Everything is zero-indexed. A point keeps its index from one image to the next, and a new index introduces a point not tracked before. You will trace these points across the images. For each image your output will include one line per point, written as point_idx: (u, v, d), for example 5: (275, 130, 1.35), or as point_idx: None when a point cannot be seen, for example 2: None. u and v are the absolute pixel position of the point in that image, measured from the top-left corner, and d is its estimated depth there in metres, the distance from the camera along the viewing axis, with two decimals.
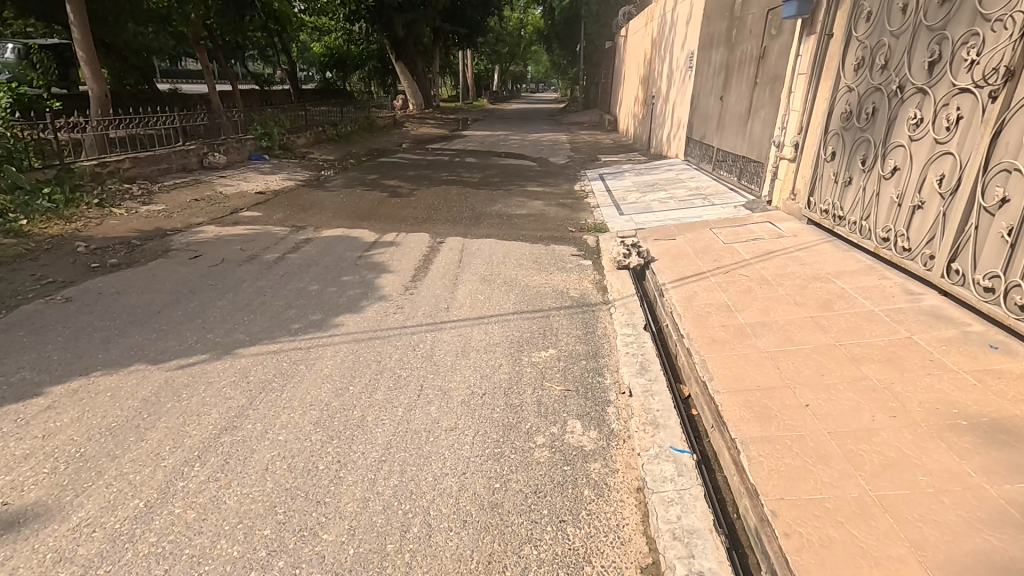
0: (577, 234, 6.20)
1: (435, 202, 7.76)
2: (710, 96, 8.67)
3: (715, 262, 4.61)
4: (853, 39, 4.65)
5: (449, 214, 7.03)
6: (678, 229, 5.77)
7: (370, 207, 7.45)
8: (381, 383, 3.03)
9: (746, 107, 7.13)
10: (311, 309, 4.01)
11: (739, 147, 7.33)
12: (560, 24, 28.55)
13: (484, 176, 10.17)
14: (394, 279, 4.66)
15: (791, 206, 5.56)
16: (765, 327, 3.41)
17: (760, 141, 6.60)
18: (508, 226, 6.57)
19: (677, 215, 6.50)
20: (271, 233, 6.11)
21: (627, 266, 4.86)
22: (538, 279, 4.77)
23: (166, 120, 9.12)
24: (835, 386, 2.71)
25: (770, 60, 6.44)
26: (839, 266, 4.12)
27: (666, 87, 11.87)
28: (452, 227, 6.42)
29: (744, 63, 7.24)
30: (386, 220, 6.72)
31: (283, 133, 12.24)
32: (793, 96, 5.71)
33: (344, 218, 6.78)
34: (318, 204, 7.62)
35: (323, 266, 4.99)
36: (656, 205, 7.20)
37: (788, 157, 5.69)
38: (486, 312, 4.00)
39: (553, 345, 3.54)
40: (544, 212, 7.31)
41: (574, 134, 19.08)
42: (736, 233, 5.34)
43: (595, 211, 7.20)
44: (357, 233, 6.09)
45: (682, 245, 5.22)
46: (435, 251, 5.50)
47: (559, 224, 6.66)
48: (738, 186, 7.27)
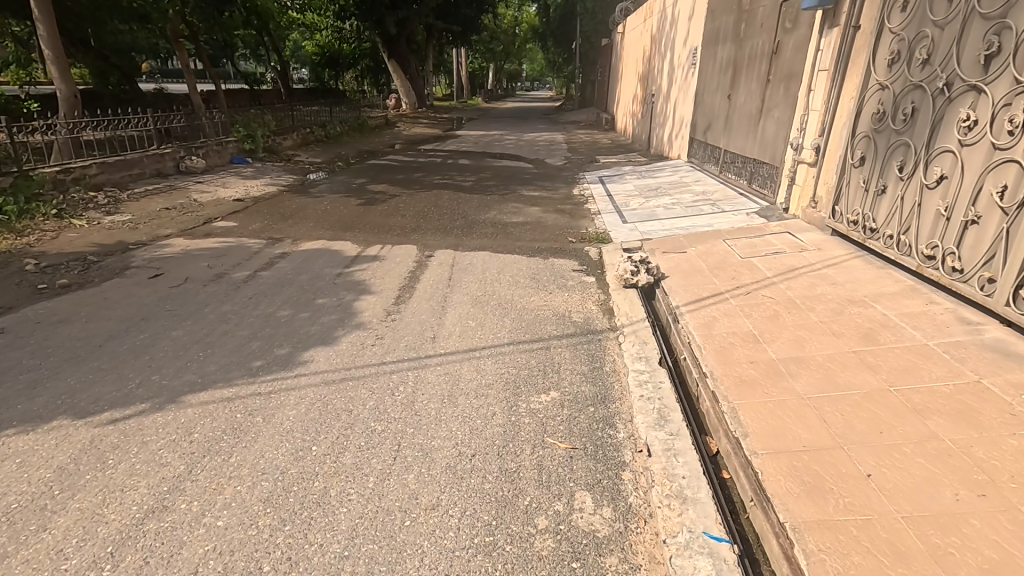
0: (578, 245, 5.71)
1: (425, 209, 7.26)
2: (716, 94, 8.19)
3: (733, 281, 4.13)
4: (886, 31, 4.18)
5: (439, 223, 6.54)
6: (689, 240, 5.29)
7: (356, 215, 6.95)
8: (350, 442, 2.54)
9: (757, 106, 6.66)
10: (277, 342, 3.50)
11: (749, 148, 6.86)
12: (556, 21, 28.05)
13: (478, 180, 9.67)
14: (375, 301, 4.17)
15: (812, 215, 5.08)
16: (801, 364, 2.93)
17: (774, 142, 6.13)
18: (503, 235, 6.09)
19: (686, 223, 6.03)
20: (244, 245, 5.60)
21: (635, 284, 4.38)
22: (537, 299, 4.29)
23: (138, 121, 8.60)
24: (899, 449, 2.23)
25: (784, 55, 5.96)
26: (877, 287, 3.64)
27: (667, 85, 11.38)
28: (441, 238, 5.92)
29: (754, 59, 6.77)
30: (372, 230, 6.22)
31: (267, 134, 11.70)
32: (813, 94, 5.24)
33: (326, 228, 6.28)
34: (299, 212, 7.11)
35: (297, 286, 4.49)
36: (661, 211, 6.72)
37: (807, 161, 5.21)
38: (477, 343, 3.51)
39: (555, 386, 3.04)
40: (541, 219, 6.83)
41: (571, 133, 18.60)
42: (753, 245, 4.87)
43: (596, 218, 6.71)
44: (338, 246, 5.59)
45: (694, 259, 4.74)
46: (423, 267, 5.01)
47: (559, 233, 6.17)
48: (748, 191, 6.80)
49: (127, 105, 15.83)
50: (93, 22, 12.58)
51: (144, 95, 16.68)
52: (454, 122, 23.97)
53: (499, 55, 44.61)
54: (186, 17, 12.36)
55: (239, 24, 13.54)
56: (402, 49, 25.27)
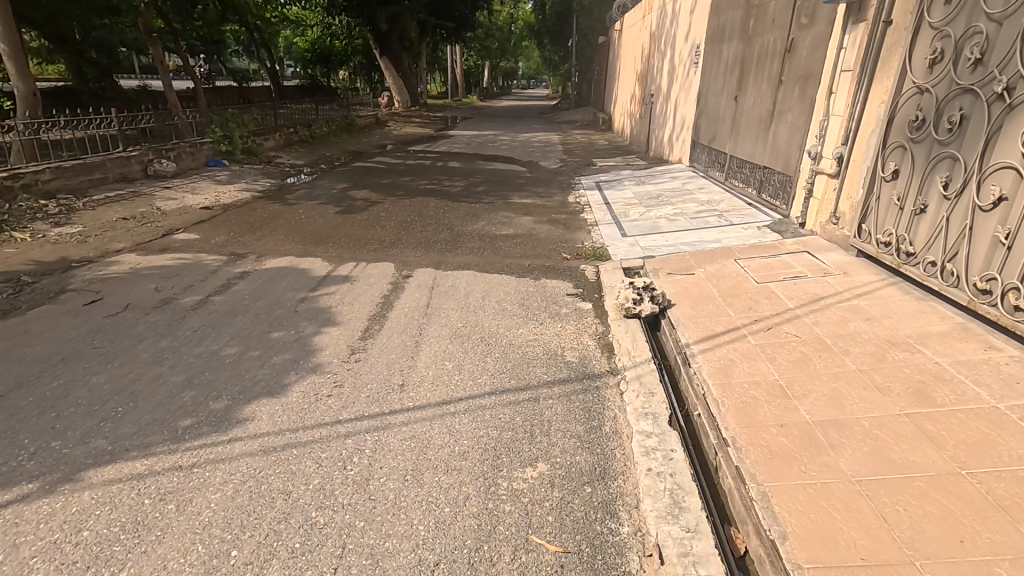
0: (573, 263, 5.17)
1: (408, 219, 6.71)
2: (721, 95, 7.66)
3: (750, 313, 3.61)
4: (925, 26, 3.65)
5: (421, 235, 6.00)
6: (697, 259, 4.76)
7: (331, 226, 6.39)
8: (282, 544, 2.00)
9: (768, 108, 6.13)
10: (215, 391, 2.95)
11: (759, 155, 6.34)
12: (552, 18, 27.46)
13: (468, 185, 9.12)
14: (338, 336, 3.62)
15: (834, 232, 4.56)
16: (844, 430, 2.41)
17: (786, 150, 5.62)
18: (491, 249, 5.55)
19: (692, 237, 5.50)
20: (202, 263, 5.03)
21: (638, 315, 3.84)
22: (526, 332, 3.74)
23: (103, 122, 8.03)
24: (991, 570, 1.70)
25: (799, 56, 5.46)
26: (921, 324, 3.12)
27: (667, 84, 10.85)
28: (421, 253, 5.38)
29: (765, 58, 6.24)
30: (347, 244, 5.66)
31: (246, 135, 11.10)
32: (835, 97, 4.71)
33: (297, 241, 5.72)
34: (270, 223, 6.54)
35: (252, 315, 3.94)
36: (663, 223, 6.19)
37: (828, 172, 4.69)
38: (453, 393, 2.97)
39: (544, 455, 2.51)
40: (533, 231, 6.28)
41: (566, 134, 18.03)
42: (769, 268, 4.34)
43: (593, 230, 6.18)
44: (306, 263, 5.04)
45: (703, 284, 4.21)
46: (399, 290, 4.47)
47: (551, 247, 5.63)
48: (758, 201, 6.28)
49: (104, 103, 15.18)
50: (62, 16, 11.89)
51: (122, 92, 15.98)
52: (448, 121, 23.37)
53: (494, 53, 43.95)
54: (161, 11, 11.75)
55: (218, 19, 12.88)
56: (394, 45, 24.62)
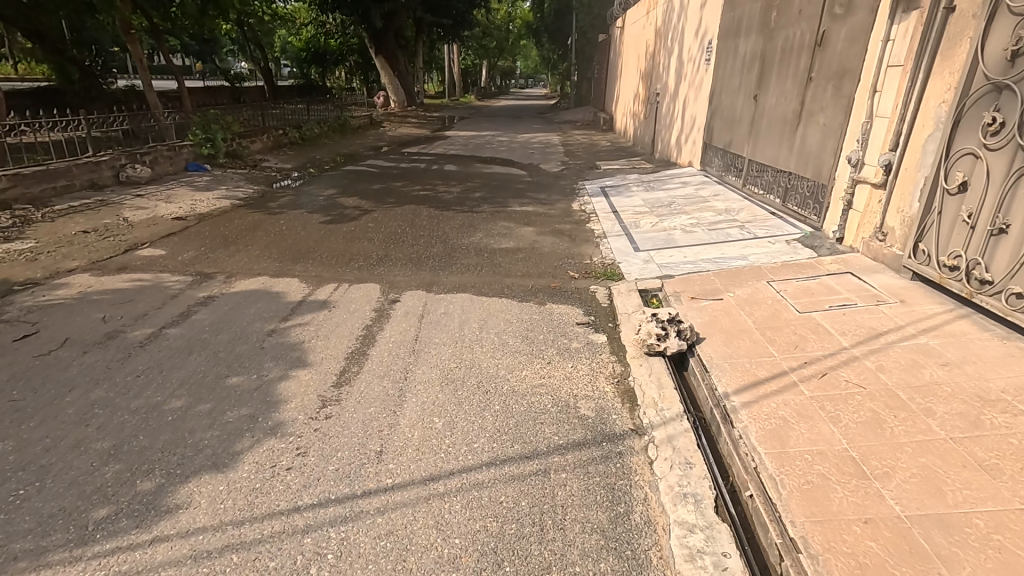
0: (581, 284, 4.60)
1: (399, 231, 6.14)
2: (737, 94, 7.10)
3: (797, 354, 3.05)
4: (1003, 11, 3.09)
5: (412, 250, 5.43)
6: (723, 281, 4.19)
7: (313, 239, 5.81)
8: None
9: (794, 108, 5.58)
10: (145, 465, 2.36)
11: (783, 159, 5.79)
12: (550, 16, 26.90)
13: (464, 190, 8.54)
14: (308, 383, 3.04)
15: (881, 251, 4.00)
16: (953, 533, 1.84)
17: (818, 155, 5.07)
18: (488, 267, 4.97)
19: (714, 253, 4.94)
20: (163, 285, 4.45)
21: (662, 352, 3.27)
22: (531, 374, 3.17)
23: (70, 125, 7.44)
24: None
25: (831, 50, 4.91)
26: (1014, 375, 2.57)
27: (675, 83, 10.28)
28: (411, 273, 4.81)
29: (790, 53, 5.69)
30: (329, 260, 5.08)
31: (231, 137, 10.51)
32: (880, 95, 4.15)
33: (273, 258, 5.14)
34: (247, 235, 5.96)
35: (209, 353, 3.35)
36: (679, 235, 5.62)
37: (872, 181, 4.13)
38: (444, 466, 2.39)
39: (560, 563, 1.93)
40: (535, 244, 5.70)
41: (567, 134, 17.44)
42: (810, 293, 3.77)
43: (602, 244, 5.60)
44: (281, 286, 4.47)
45: (735, 314, 3.64)
46: (383, 320, 3.88)
47: (556, 264, 5.04)
48: (782, 211, 5.72)
49: (86, 103, 14.55)
50: (37, 11, 11.27)
51: (106, 92, 15.34)
52: (445, 122, 22.80)
53: (491, 52, 43.35)
54: (141, 7, 11.15)
55: (202, 15, 12.24)
56: (389, 44, 24.01)
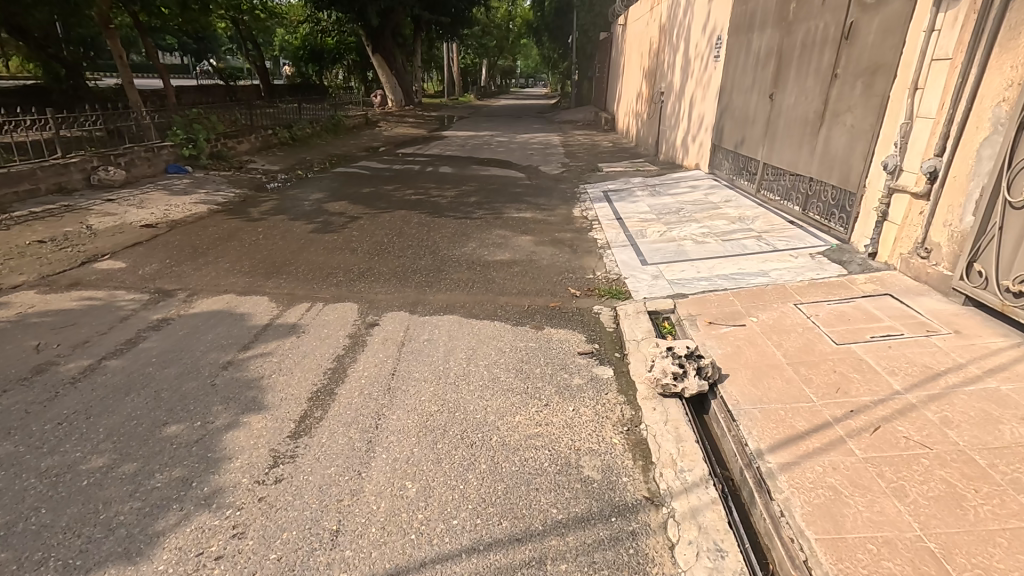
0: (584, 304, 4.12)
1: (385, 241, 5.66)
2: (749, 93, 6.64)
3: (841, 400, 2.56)
4: None
5: (398, 263, 4.95)
6: (745, 303, 3.71)
7: (291, 249, 5.33)
8: None
9: (815, 108, 5.11)
10: (37, 554, 1.89)
11: (802, 164, 5.32)
12: (551, 15, 26.43)
13: (459, 194, 8.07)
14: (260, 433, 2.57)
15: (924, 269, 3.53)
16: None
17: (845, 160, 4.60)
18: (480, 283, 4.48)
19: (731, 268, 4.47)
20: (115, 305, 3.97)
21: (678, 394, 2.80)
22: (526, 420, 2.69)
23: (36, 125, 6.95)
24: None
25: (861, 44, 4.44)
26: None
27: (681, 81, 9.80)
28: (394, 290, 4.33)
29: (812, 48, 5.22)
30: (305, 275, 4.61)
31: (215, 137, 10.03)
32: (921, 93, 3.67)
33: (243, 272, 4.66)
34: (220, 245, 5.48)
35: (149, 393, 2.87)
36: (690, 246, 5.15)
37: (912, 190, 3.65)
38: (414, 555, 1.91)
39: None
40: (533, 256, 5.22)
41: (567, 135, 16.98)
42: (846, 319, 3.29)
43: (606, 256, 5.12)
44: (248, 305, 3.98)
45: (761, 345, 3.16)
46: (358, 348, 3.40)
47: (555, 280, 4.56)
48: (803, 219, 5.25)
49: (70, 102, 14.04)
50: (14, 6, 10.79)
51: (91, 91, 14.81)
52: (443, 121, 22.36)
53: (491, 51, 42.89)
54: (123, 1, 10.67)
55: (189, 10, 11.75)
56: (387, 42, 23.53)
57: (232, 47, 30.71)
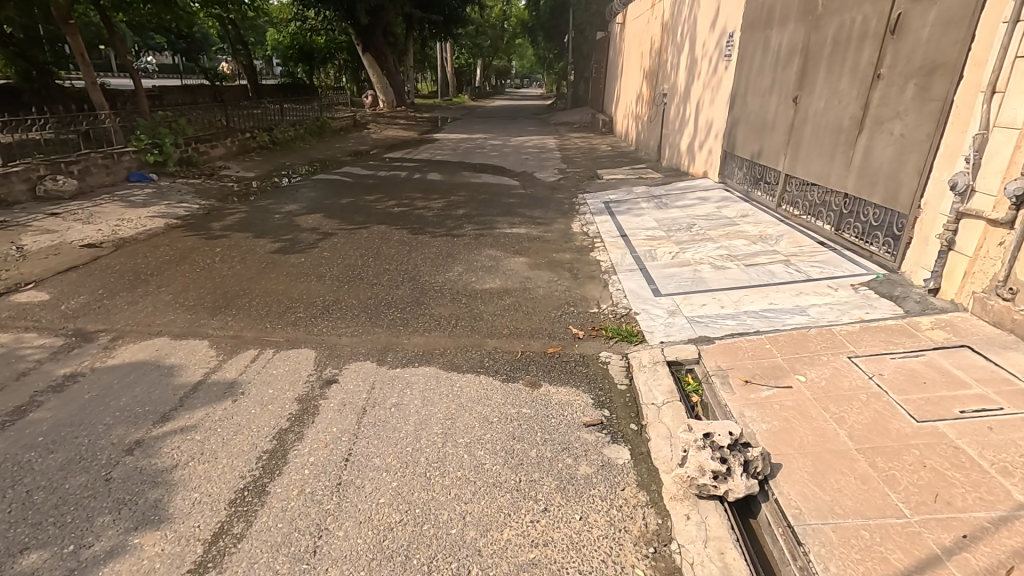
0: (588, 349, 3.44)
1: (359, 264, 4.96)
2: (767, 95, 5.98)
3: (945, 517, 1.89)
4: None
5: (370, 294, 4.26)
6: (786, 355, 3.03)
7: (249, 274, 4.63)
8: None
9: (851, 112, 4.46)
10: None
11: (833, 177, 4.68)
12: (546, 14, 25.78)
13: (446, 206, 7.37)
14: (150, 567, 1.86)
15: (1008, 314, 2.87)
16: None
17: (892, 174, 3.93)
18: (465, 320, 3.79)
19: (761, 302, 3.80)
20: (17, 353, 3.25)
21: (718, 496, 2.13)
22: (517, 538, 2.01)
23: None
24: None
25: (914, 39, 3.77)
26: None
27: (686, 83, 9.14)
28: (362, 332, 3.63)
29: (846, 44, 4.57)
30: (259, 310, 3.91)
31: (185, 141, 9.31)
32: (1001, 98, 3.02)
33: (185, 307, 3.95)
34: (169, 269, 4.76)
35: (16, 496, 2.16)
36: (707, 272, 4.48)
37: (991, 215, 2.99)
38: None
39: None
40: (527, 283, 4.53)
41: (563, 137, 16.34)
42: (919, 381, 2.62)
43: (611, 284, 4.44)
44: (182, 354, 3.29)
45: (817, 418, 2.48)
46: (307, 417, 2.71)
47: (553, 316, 3.88)
48: (836, 240, 4.60)
49: (36, 102, 13.28)
50: None
51: (62, 91, 13.99)
52: (435, 123, 21.67)
53: (485, 50, 42.19)
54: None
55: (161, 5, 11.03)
56: (377, 41, 22.75)
57: (218, 46, 29.90)
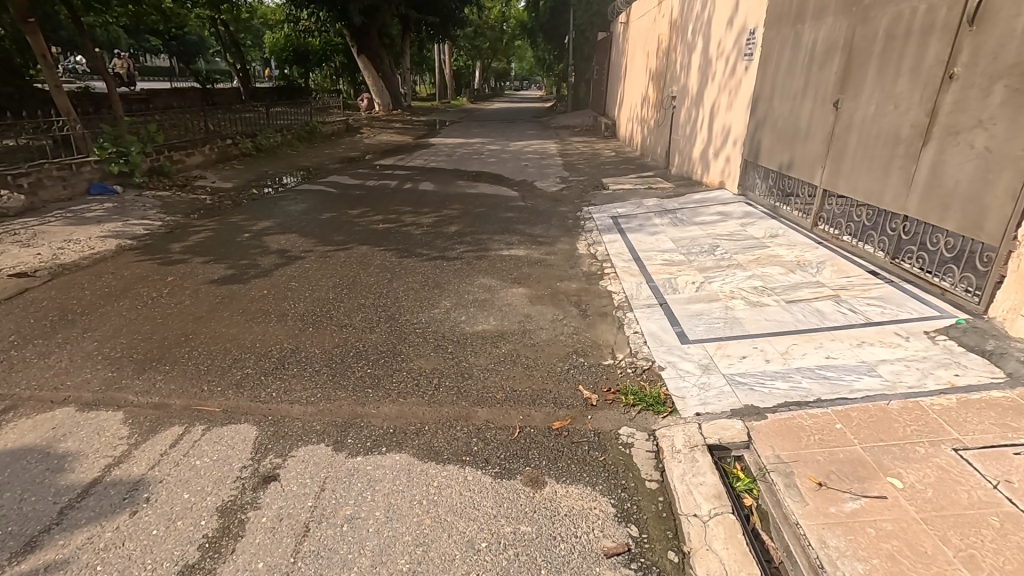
0: (604, 422, 2.72)
1: (331, 297, 4.25)
2: (800, 98, 5.26)
3: None
4: None
5: (337, 340, 3.54)
6: (868, 445, 2.31)
7: (198, 313, 3.91)
8: None
9: (912, 119, 3.74)
10: None
11: (888, 195, 3.96)
12: (545, 14, 25.06)
13: (437, 221, 6.66)
14: None
15: None
16: None
17: (972, 196, 3.22)
18: (450, 379, 3.07)
19: (815, 357, 3.07)
20: None
21: None
22: None
23: None
24: None
25: (1003, 30, 3.05)
26: None
27: (699, 84, 8.41)
28: (320, 396, 2.90)
29: (905, 38, 3.84)
30: (199, 365, 3.20)
31: (156, 149, 8.60)
32: None
33: (109, 361, 3.22)
34: (104, 305, 4.03)
35: None
36: (741, 310, 3.76)
37: None
38: None
39: None
40: (527, 323, 3.82)
41: (564, 141, 15.64)
42: None
43: (627, 326, 3.72)
44: (83, 435, 2.56)
45: (939, 558, 1.76)
46: (227, 543, 1.99)
47: (559, 372, 3.16)
48: (894, 270, 3.89)
49: None
50: None
51: None
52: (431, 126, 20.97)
53: (484, 51, 41.48)
54: None
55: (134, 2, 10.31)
56: (373, 42, 22.04)
57: (211, 49, 29.28)
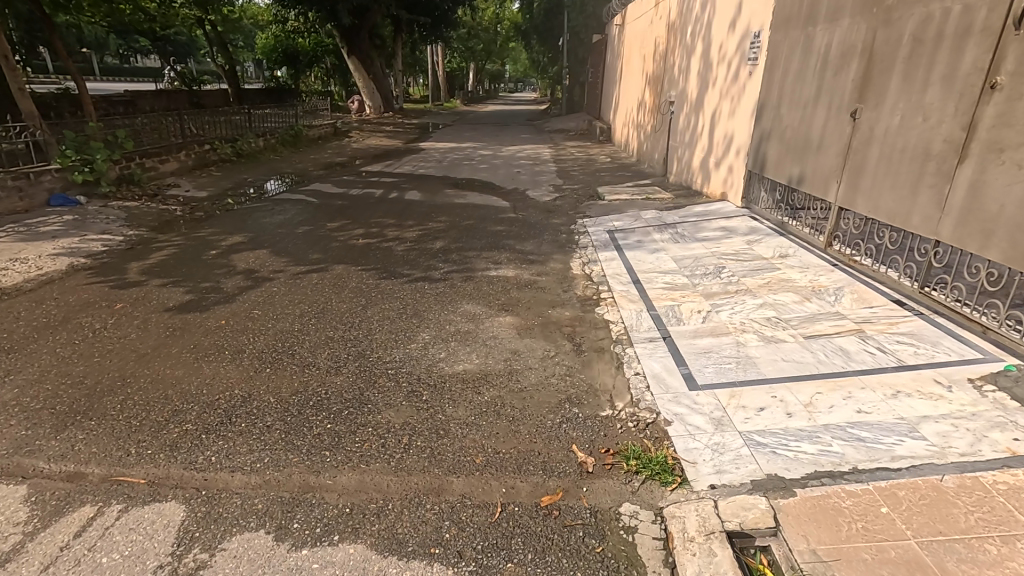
0: (602, 496, 2.29)
1: (297, 328, 3.81)
2: (812, 106, 4.86)
3: None
4: None
5: (295, 384, 3.09)
6: (925, 539, 1.89)
7: (142, 349, 3.45)
8: None
9: (946, 132, 3.33)
10: None
11: (916, 216, 3.56)
12: (540, 17, 24.67)
13: (422, 236, 6.22)
14: None
15: None
16: None
17: (1020, 224, 2.82)
18: (421, 438, 2.63)
19: (846, 410, 2.65)
20: None
21: None
22: None
23: None
24: None
25: None
26: None
27: (699, 89, 8.00)
28: (267, 462, 2.46)
29: (936, 41, 3.43)
30: (130, 419, 2.74)
31: (126, 156, 8.13)
32: None
33: (25, 414, 2.76)
34: (37, 340, 3.57)
35: None
36: (755, 347, 3.33)
37: None
38: None
39: None
40: (514, 361, 3.39)
41: (559, 146, 15.22)
42: None
43: (626, 366, 3.29)
44: None
45: None
46: None
47: (550, 427, 2.73)
48: (926, 301, 3.48)
49: None
50: None
51: None
52: (423, 129, 20.55)
53: (478, 53, 41.10)
54: None
55: None
56: (363, 43, 21.56)
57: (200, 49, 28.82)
